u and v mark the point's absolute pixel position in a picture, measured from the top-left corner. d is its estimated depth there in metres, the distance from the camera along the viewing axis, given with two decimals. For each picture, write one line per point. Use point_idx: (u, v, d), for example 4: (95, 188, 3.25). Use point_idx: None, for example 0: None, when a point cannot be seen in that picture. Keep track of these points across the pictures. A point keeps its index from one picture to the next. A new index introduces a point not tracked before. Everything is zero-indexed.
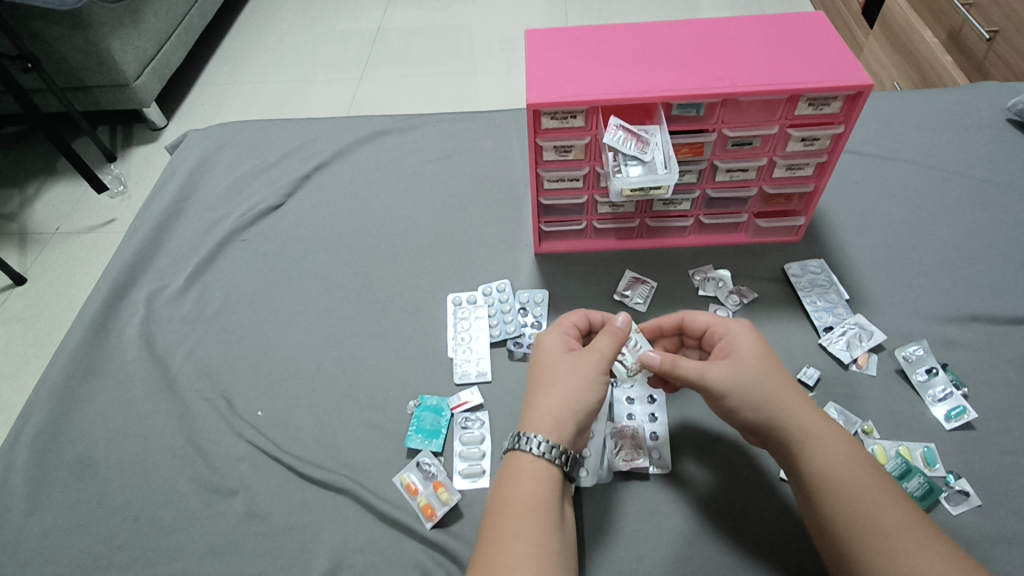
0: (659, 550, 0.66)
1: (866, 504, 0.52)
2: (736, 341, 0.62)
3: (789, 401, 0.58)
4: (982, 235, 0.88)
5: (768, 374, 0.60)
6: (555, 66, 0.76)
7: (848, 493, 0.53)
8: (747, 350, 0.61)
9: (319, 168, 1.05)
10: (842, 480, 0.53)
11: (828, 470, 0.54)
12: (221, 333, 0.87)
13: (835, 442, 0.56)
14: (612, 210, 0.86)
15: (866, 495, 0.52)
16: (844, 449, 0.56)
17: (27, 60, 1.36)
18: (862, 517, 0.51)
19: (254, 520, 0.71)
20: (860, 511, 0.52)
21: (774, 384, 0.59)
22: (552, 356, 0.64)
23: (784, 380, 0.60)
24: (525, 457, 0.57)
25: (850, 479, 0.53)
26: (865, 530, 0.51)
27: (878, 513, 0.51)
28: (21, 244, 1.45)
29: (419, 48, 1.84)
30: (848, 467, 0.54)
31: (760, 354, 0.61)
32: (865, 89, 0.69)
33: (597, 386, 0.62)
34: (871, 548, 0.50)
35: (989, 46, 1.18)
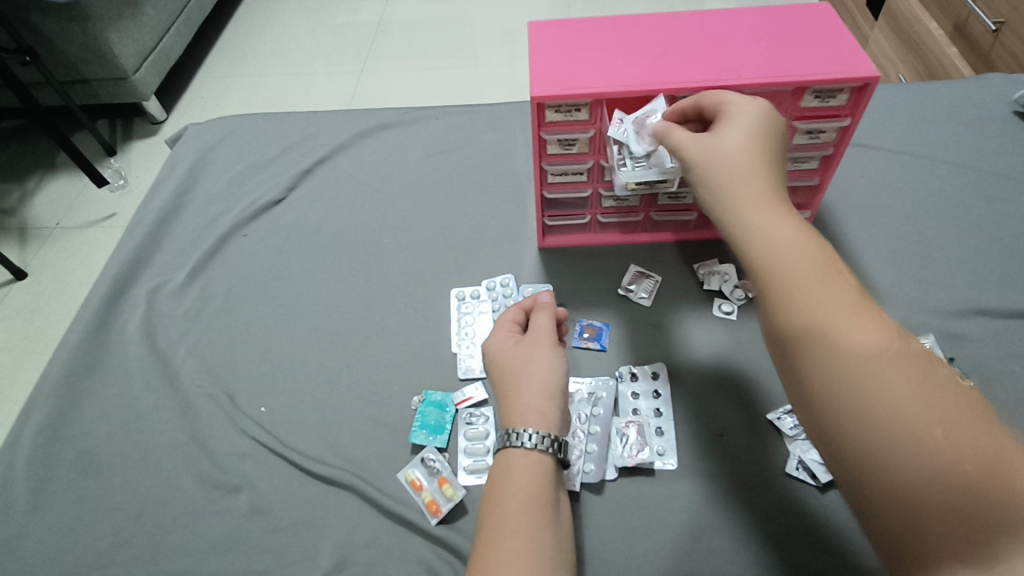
0: (664, 545, 0.65)
1: (843, 342, 0.42)
2: (719, 147, 0.57)
3: (758, 226, 0.51)
4: (990, 228, 0.87)
5: (747, 186, 0.53)
6: (558, 58, 0.75)
7: (819, 329, 0.43)
8: (731, 151, 0.56)
9: (321, 162, 1.04)
10: (816, 314, 0.44)
11: (798, 301, 0.45)
12: (223, 329, 0.86)
13: (808, 268, 0.47)
14: (616, 203, 0.85)
15: (804, 269, 0.46)
16: (827, 280, 0.45)
17: (26, 54, 1.35)
18: (842, 359, 0.41)
19: (258, 516, 0.71)
20: (839, 350, 0.42)
21: (750, 200, 0.53)
22: (505, 351, 0.65)
23: (762, 198, 0.52)
24: (517, 452, 0.57)
25: (828, 313, 0.43)
26: (840, 371, 0.41)
27: (857, 350, 0.41)
28: (22, 239, 1.44)
29: (420, 40, 1.82)
30: (826, 300, 0.44)
31: (746, 160, 0.55)
32: (872, 81, 0.69)
33: (550, 364, 0.63)
34: (841, 395, 0.41)
35: (995, 39, 1.16)
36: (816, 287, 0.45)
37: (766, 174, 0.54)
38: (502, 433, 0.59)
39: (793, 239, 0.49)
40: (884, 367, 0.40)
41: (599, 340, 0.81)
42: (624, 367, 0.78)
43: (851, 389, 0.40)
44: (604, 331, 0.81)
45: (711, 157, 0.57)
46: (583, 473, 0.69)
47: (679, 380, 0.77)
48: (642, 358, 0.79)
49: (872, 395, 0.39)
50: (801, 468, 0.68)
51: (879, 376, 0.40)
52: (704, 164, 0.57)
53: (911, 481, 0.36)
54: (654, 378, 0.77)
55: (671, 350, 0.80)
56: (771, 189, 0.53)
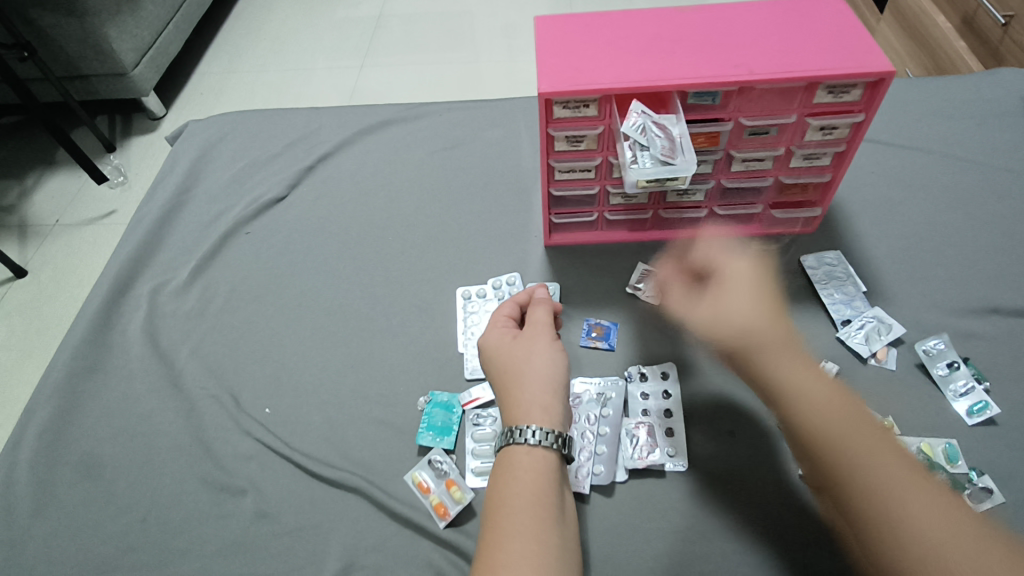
0: (675, 549, 0.65)
1: (871, 464, 0.49)
2: (733, 279, 0.63)
3: (780, 355, 0.57)
4: (1002, 225, 0.86)
5: (765, 314, 0.59)
6: (566, 52, 0.74)
7: (850, 452, 0.50)
8: (745, 285, 0.62)
9: (323, 159, 1.02)
10: (844, 439, 0.51)
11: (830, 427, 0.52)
12: (226, 329, 0.85)
13: (831, 397, 0.54)
14: (624, 201, 0.84)
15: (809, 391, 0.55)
16: (847, 407, 0.54)
17: (24, 49, 1.33)
18: (873, 477, 0.48)
19: (264, 519, 0.70)
20: (871, 471, 0.49)
21: (773, 329, 0.59)
22: (503, 346, 0.64)
23: (785, 330, 0.59)
24: (520, 450, 0.56)
25: (853, 438, 0.51)
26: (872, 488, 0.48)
27: (884, 470, 0.48)
28: (21, 237, 1.43)
29: (420, 35, 1.81)
30: (851, 425, 0.52)
31: (758, 293, 0.61)
32: (887, 76, 0.67)
33: (551, 357, 0.62)
34: (877, 509, 0.47)
35: (1004, 33, 1.15)
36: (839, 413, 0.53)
37: (777, 307, 0.61)
38: (505, 430, 0.58)
39: (814, 372, 0.57)
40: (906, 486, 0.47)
41: (608, 339, 0.80)
42: (633, 367, 0.77)
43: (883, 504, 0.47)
44: (612, 330, 0.80)
45: (727, 285, 0.63)
46: (593, 475, 0.68)
47: (689, 380, 0.76)
48: (651, 360, 0.78)
49: (904, 509, 0.46)
50: None
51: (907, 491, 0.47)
52: (719, 295, 0.62)
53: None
54: (664, 378, 0.76)
55: (681, 349, 0.78)
56: (787, 323, 0.60)
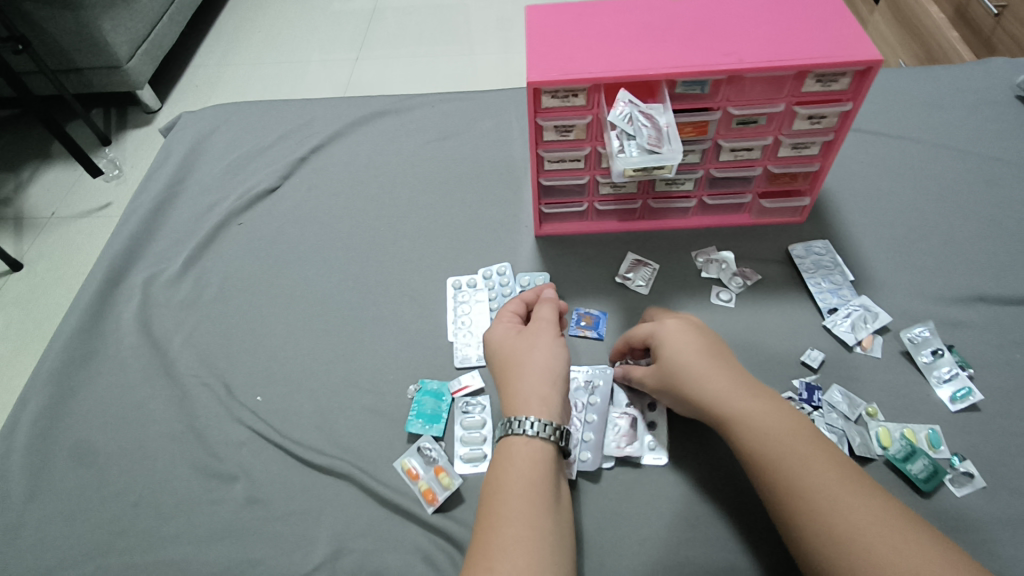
0: (661, 534, 0.65)
1: (808, 491, 0.51)
2: (669, 329, 0.65)
3: (721, 395, 0.59)
4: (990, 214, 0.86)
5: (701, 360, 0.62)
6: (556, 42, 0.74)
7: (789, 483, 0.52)
8: (681, 335, 0.64)
9: (315, 150, 1.03)
10: (787, 467, 0.53)
11: (772, 459, 0.54)
12: (219, 318, 0.86)
13: (774, 426, 0.56)
14: (614, 190, 0.84)
15: (753, 419, 0.57)
16: (789, 433, 0.55)
17: (19, 42, 1.32)
18: (810, 504, 0.51)
19: (255, 505, 0.70)
20: (807, 499, 0.51)
21: (709, 375, 0.61)
22: (507, 341, 0.65)
23: (726, 370, 0.61)
24: (520, 440, 0.57)
25: (793, 466, 0.53)
26: (809, 516, 0.50)
27: (819, 496, 0.51)
28: (17, 230, 1.43)
29: (416, 27, 1.80)
30: (790, 454, 0.54)
31: (693, 340, 0.63)
32: (874, 65, 0.68)
33: (552, 352, 0.62)
34: (813, 538, 0.49)
35: (996, 22, 1.16)
36: (782, 443, 0.55)
37: (715, 351, 0.63)
38: (505, 421, 0.58)
39: (758, 400, 0.58)
40: (840, 509, 0.49)
41: (597, 328, 0.80)
42: None
43: (818, 530, 0.49)
44: (601, 319, 0.81)
45: (667, 334, 0.65)
46: (579, 462, 0.69)
47: None
48: None
49: (837, 535, 0.48)
50: None
51: (837, 513, 0.49)
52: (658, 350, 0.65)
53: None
54: None
55: None
56: (728, 362, 0.62)
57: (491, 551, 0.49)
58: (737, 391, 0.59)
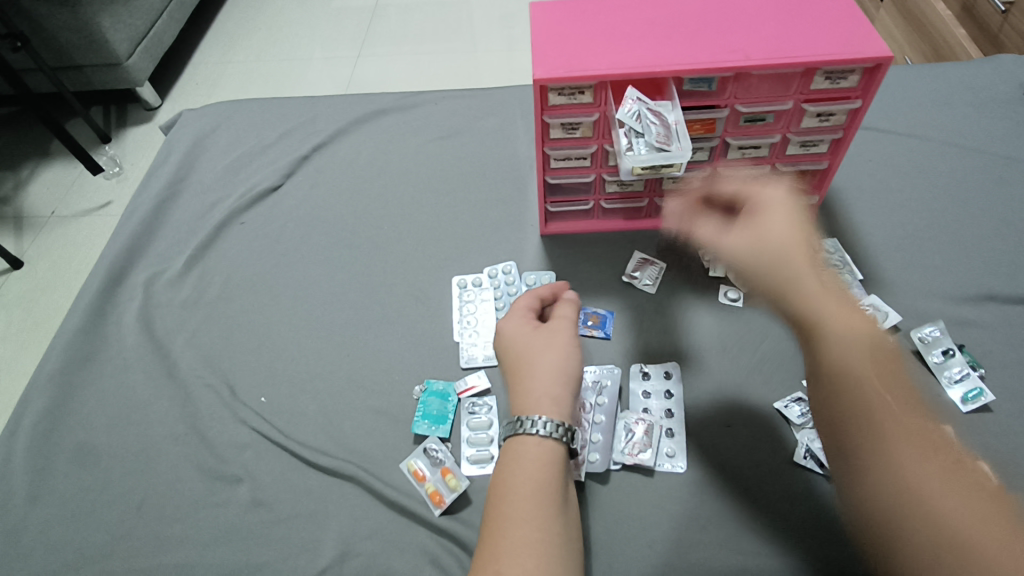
0: (669, 536, 0.65)
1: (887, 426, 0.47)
2: (771, 215, 0.59)
3: (810, 303, 0.54)
4: (999, 212, 0.86)
5: (795, 258, 0.56)
6: (562, 39, 0.73)
7: (869, 413, 0.48)
8: (781, 232, 0.58)
9: (318, 148, 1.02)
10: (869, 398, 0.49)
11: (848, 384, 0.50)
12: (222, 318, 0.85)
13: (865, 350, 0.51)
14: (621, 188, 0.83)
15: (845, 332, 0.52)
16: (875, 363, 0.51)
17: (17, 39, 1.31)
18: (887, 441, 0.47)
19: (259, 507, 0.70)
20: (886, 433, 0.47)
21: (804, 278, 0.55)
22: (524, 336, 0.64)
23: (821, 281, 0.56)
24: (530, 440, 0.56)
25: (877, 396, 0.49)
26: (884, 452, 0.47)
27: (903, 435, 0.47)
28: (17, 228, 1.42)
29: (418, 24, 1.79)
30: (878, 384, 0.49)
31: (792, 238, 0.57)
32: (885, 61, 0.67)
33: (570, 354, 0.62)
34: (880, 478, 0.46)
35: (1004, 19, 1.14)
36: (868, 369, 0.50)
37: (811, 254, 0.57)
38: (512, 420, 0.57)
39: (846, 319, 0.53)
40: (922, 456, 0.45)
41: (604, 328, 0.79)
42: (635, 365, 0.76)
43: (889, 467, 0.46)
44: (608, 319, 0.80)
45: (765, 225, 0.59)
46: (587, 463, 0.68)
47: (685, 368, 0.76)
48: (649, 354, 0.77)
49: (911, 477, 0.45)
50: (809, 457, 0.67)
51: (915, 454, 0.46)
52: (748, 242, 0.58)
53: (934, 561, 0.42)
54: (666, 378, 0.75)
55: (676, 338, 0.78)
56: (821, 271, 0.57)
57: (498, 555, 0.48)
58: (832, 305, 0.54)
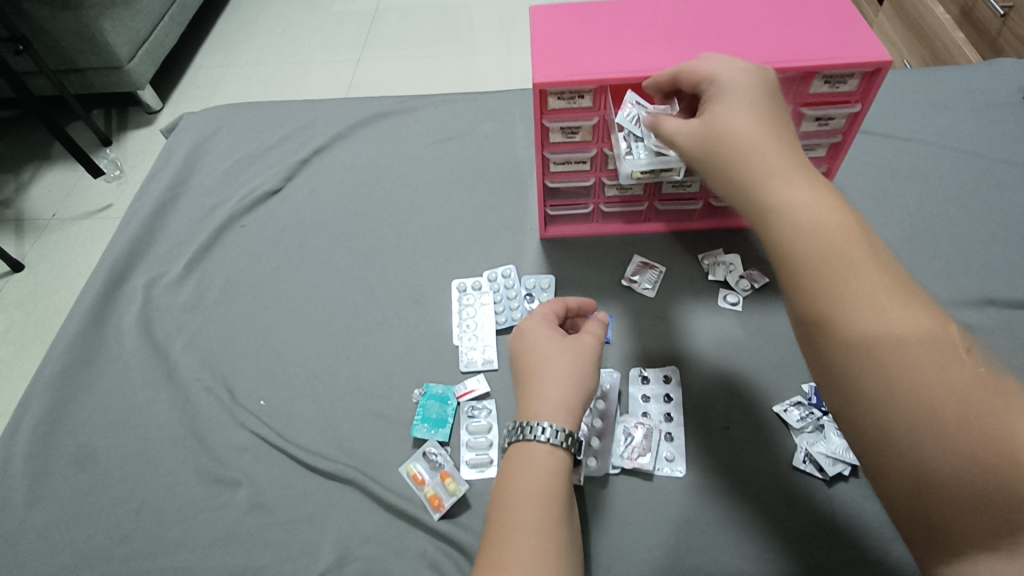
0: (668, 540, 0.65)
1: (877, 325, 0.39)
2: (735, 113, 0.53)
3: (778, 200, 0.47)
4: (999, 216, 0.86)
5: (760, 153, 0.50)
6: (562, 43, 0.73)
7: (848, 310, 0.41)
8: (748, 127, 0.52)
9: (318, 152, 1.02)
10: (850, 293, 0.41)
11: (820, 280, 0.42)
12: (221, 321, 0.85)
13: (837, 244, 0.43)
14: (620, 192, 0.84)
15: (814, 227, 0.45)
16: (857, 250, 0.43)
17: (19, 42, 1.32)
18: (878, 342, 0.39)
19: (259, 511, 0.70)
20: (872, 331, 0.39)
21: (771, 172, 0.49)
22: (552, 341, 0.63)
23: (788, 170, 0.49)
24: (541, 448, 0.55)
25: (862, 288, 0.41)
26: (872, 352, 0.39)
27: (881, 340, 0.39)
28: (18, 231, 1.43)
29: (418, 28, 1.80)
30: (859, 278, 0.41)
31: (759, 130, 0.52)
32: (884, 66, 0.67)
33: (587, 367, 0.62)
34: (867, 386, 0.39)
35: (1003, 23, 1.14)
36: (847, 261, 0.42)
37: (779, 143, 0.51)
38: (517, 426, 0.57)
39: (816, 207, 0.46)
40: (918, 365, 0.37)
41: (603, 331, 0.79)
42: (634, 369, 0.76)
43: (879, 371, 0.38)
44: (607, 322, 0.80)
45: (729, 123, 0.53)
46: (587, 467, 0.68)
47: (684, 372, 0.76)
48: (648, 358, 0.77)
49: (907, 380, 0.37)
50: (808, 461, 0.67)
51: (910, 350, 0.38)
52: (713, 145, 0.54)
53: (950, 478, 0.35)
54: (665, 382, 0.75)
55: (676, 342, 0.78)
56: (793, 158, 0.50)
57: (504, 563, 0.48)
58: (804, 201, 0.46)
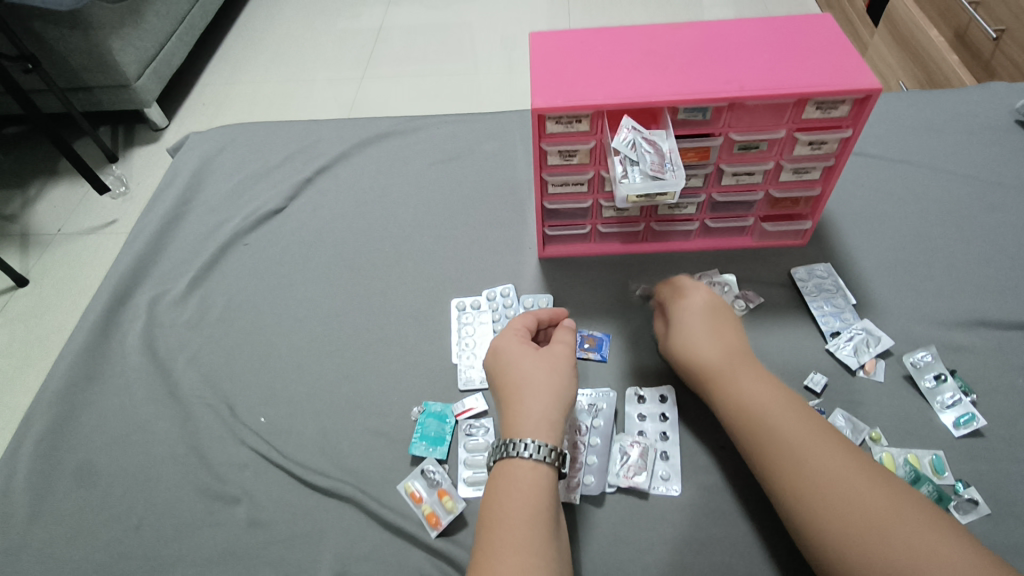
0: (664, 560, 0.65)
1: (811, 479, 0.54)
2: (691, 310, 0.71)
3: (749, 395, 0.62)
4: (991, 238, 0.87)
5: (717, 344, 0.68)
6: (561, 69, 0.75)
7: (796, 473, 0.55)
8: (695, 329, 0.69)
9: (321, 171, 1.04)
10: (790, 444, 0.57)
11: (783, 451, 0.57)
12: (224, 339, 0.86)
13: (791, 427, 0.58)
14: (617, 214, 0.85)
15: (777, 415, 0.59)
16: (791, 416, 0.59)
17: (28, 61, 1.35)
18: (805, 488, 0.54)
19: (257, 528, 0.70)
20: (803, 473, 0.55)
21: (745, 384, 0.63)
22: (528, 357, 0.64)
23: (757, 376, 0.64)
24: (524, 464, 0.56)
25: (798, 442, 0.57)
26: (804, 495, 0.54)
27: (820, 493, 0.53)
28: (23, 246, 1.44)
29: (420, 48, 1.83)
30: (797, 442, 0.57)
31: (707, 331, 0.69)
32: (874, 93, 0.68)
33: (566, 380, 0.63)
34: (804, 516, 0.53)
35: (996, 47, 1.16)
36: (788, 430, 0.58)
37: (729, 335, 0.68)
38: (501, 444, 0.58)
39: (764, 384, 0.63)
40: (847, 507, 0.51)
41: (600, 350, 0.80)
42: (630, 388, 0.77)
43: (808, 502, 0.53)
44: (604, 342, 0.81)
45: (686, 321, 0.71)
46: (582, 485, 0.69)
47: (680, 391, 0.76)
48: (645, 377, 0.78)
49: (831, 512, 0.52)
50: None
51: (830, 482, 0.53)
52: (692, 345, 0.69)
53: None
54: (661, 401, 0.75)
55: None
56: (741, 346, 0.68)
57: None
58: (773, 396, 0.61)
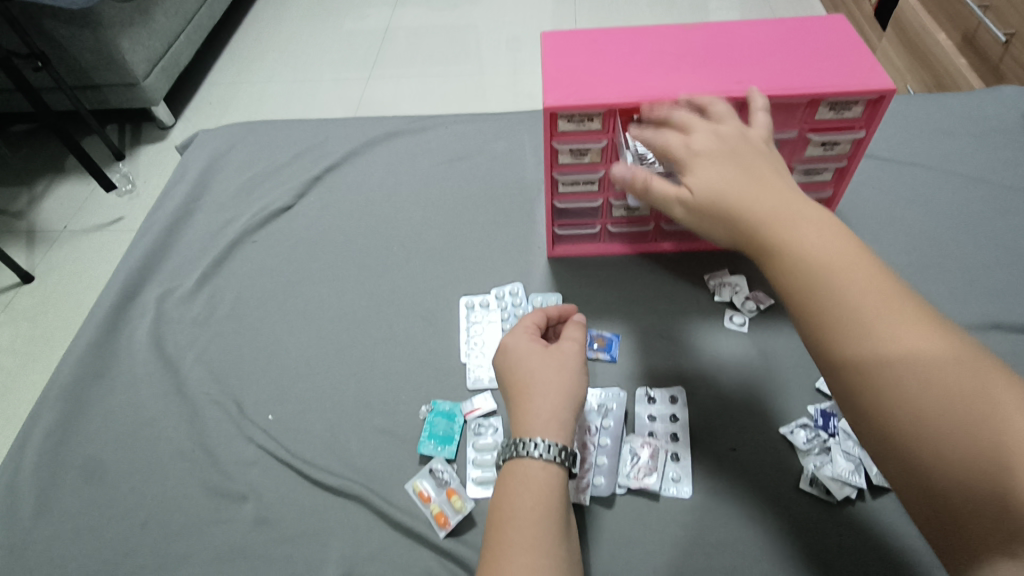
0: (675, 562, 0.64)
1: (883, 350, 0.44)
2: (714, 152, 0.57)
3: (805, 249, 0.49)
4: (1004, 242, 0.86)
5: (762, 193, 0.53)
6: (572, 69, 0.75)
7: (860, 341, 0.45)
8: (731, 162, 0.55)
9: (329, 170, 1.04)
10: (850, 310, 0.46)
11: (844, 320, 0.46)
12: (232, 336, 0.86)
13: (854, 289, 0.46)
14: (627, 213, 0.85)
15: (832, 274, 0.47)
16: (853, 271, 0.47)
17: (37, 59, 1.35)
18: (878, 364, 0.44)
19: (264, 525, 0.70)
20: (857, 337, 0.45)
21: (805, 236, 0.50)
22: (537, 355, 0.64)
23: (806, 222, 0.50)
24: (535, 464, 0.56)
25: (860, 308, 0.45)
26: (877, 372, 0.44)
27: (895, 364, 0.43)
28: (29, 243, 1.44)
29: (426, 48, 1.84)
30: (861, 305, 0.45)
31: (738, 178, 0.54)
32: (888, 94, 0.68)
33: (575, 378, 0.62)
34: (868, 389, 0.44)
35: (1005, 50, 1.15)
36: (855, 293, 0.46)
37: (770, 178, 0.54)
38: (510, 443, 0.57)
39: (823, 233, 0.50)
40: (930, 383, 0.42)
41: (609, 350, 0.80)
42: (640, 389, 0.76)
43: (889, 403, 0.43)
44: (614, 341, 0.80)
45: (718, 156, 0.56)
46: (592, 487, 0.68)
47: (691, 392, 0.76)
48: (656, 378, 0.78)
49: (910, 388, 0.42)
50: (814, 484, 0.67)
51: (925, 374, 0.42)
52: (721, 198, 0.53)
53: (951, 473, 0.40)
54: (671, 402, 0.75)
55: (682, 362, 0.79)
56: (785, 185, 0.54)
57: None
58: (830, 249, 0.48)
